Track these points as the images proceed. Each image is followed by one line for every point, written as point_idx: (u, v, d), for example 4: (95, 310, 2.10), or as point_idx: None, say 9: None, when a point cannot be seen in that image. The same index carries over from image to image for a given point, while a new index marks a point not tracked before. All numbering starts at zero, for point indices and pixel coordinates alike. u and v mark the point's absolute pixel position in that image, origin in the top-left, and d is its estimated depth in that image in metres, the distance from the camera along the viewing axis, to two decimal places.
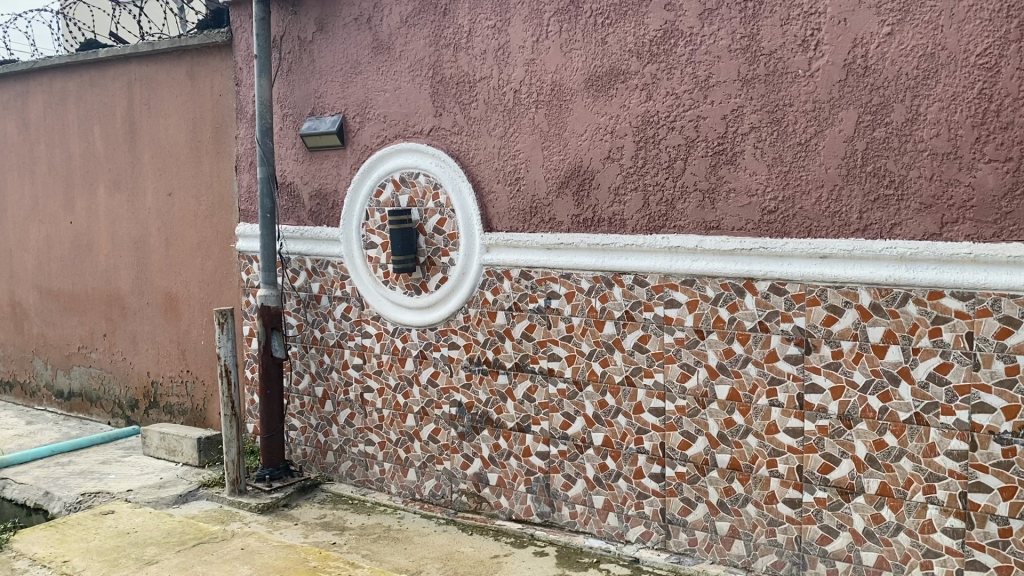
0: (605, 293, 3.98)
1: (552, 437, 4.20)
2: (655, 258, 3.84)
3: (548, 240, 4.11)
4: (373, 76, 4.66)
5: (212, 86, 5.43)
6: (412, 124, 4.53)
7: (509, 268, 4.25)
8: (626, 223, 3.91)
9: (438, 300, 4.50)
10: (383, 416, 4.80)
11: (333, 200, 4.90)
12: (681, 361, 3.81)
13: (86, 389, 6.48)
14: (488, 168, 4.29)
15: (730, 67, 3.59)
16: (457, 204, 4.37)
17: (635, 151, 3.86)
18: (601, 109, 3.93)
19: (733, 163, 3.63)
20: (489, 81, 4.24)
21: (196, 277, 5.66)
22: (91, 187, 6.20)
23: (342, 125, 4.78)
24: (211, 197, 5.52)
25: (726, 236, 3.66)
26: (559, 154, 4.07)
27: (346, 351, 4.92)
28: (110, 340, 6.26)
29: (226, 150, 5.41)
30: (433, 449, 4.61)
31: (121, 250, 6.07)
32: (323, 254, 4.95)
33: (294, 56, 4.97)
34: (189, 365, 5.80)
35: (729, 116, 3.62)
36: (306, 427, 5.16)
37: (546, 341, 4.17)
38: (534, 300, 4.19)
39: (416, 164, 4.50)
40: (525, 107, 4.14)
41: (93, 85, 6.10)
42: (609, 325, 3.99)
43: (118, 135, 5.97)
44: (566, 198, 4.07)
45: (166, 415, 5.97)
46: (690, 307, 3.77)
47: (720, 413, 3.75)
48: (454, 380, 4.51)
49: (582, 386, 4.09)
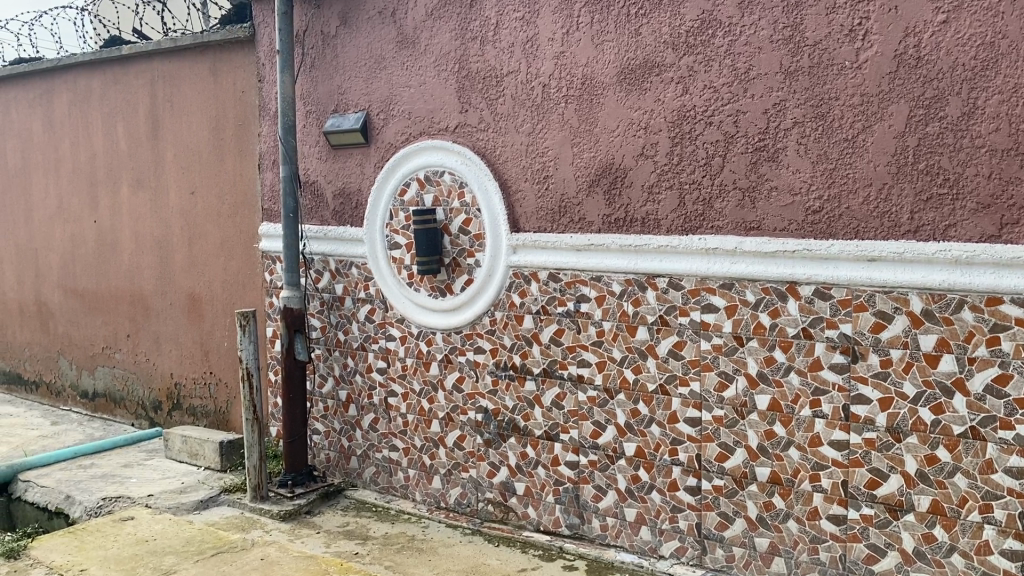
0: (638, 297, 3.81)
1: (582, 446, 4.04)
2: (691, 260, 3.66)
3: (578, 241, 3.94)
4: (397, 72, 4.51)
5: (235, 83, 5.33)
6: (437, 121, 4.38)
7: (538, 270, 4.09)
8: (661, 223, 3.73)
9: (464, 303, 4.35)
10: (408, 422, 4.66)
11: (357, 199, 4.77)
12: (719, 369, 3.63)
13: (110, 390, 6.43)
14: (515, 166, 4.13)
15: (772, 59, 3.40)
16: (483, 204, 4.22)
17: (670, 147, 3.67)
18: (634, 104, 3.75)
19: (774, 160, 3.43)
20: (517, 76, 4.08)
21: (219, 276, 5.56)
22: (115, 186, 6.13)
23: (366, 122, 4.65)
24: (233, 196, 5.42)
25: (767, 237, 3.47)
26: (590, 151, 3.89)
27: (370, 355, 4.79)
28: (134, 341, 6.19)
29: (249, 149, 5.30)
30: (458, 456, 4.47)
31: (145, 250, 6.00)
32: (347, 254, 4.82)
33: (317, 51, 4.85)
34: (212, 366, 5.71)
35: (770, 111, 3.42)
36: (329, 431, 5.04)
37: (576, 346, 4.01)
38: (563, 303, 4.03)
39: (441, 163, 4.35)
40: (554, 102, 3.97)
41: (116, 83, 6.04)
42: (642, 330, 3.81)
43: (142, 133, 5.89)
44: (597, 197, 3.90)
45: (190, 417, 5.89)
46: (728, 312, 3.59)
47: (760, 423, 3.57)
48: (480, 385, 4.36)
49: (614, 394, 3.92)
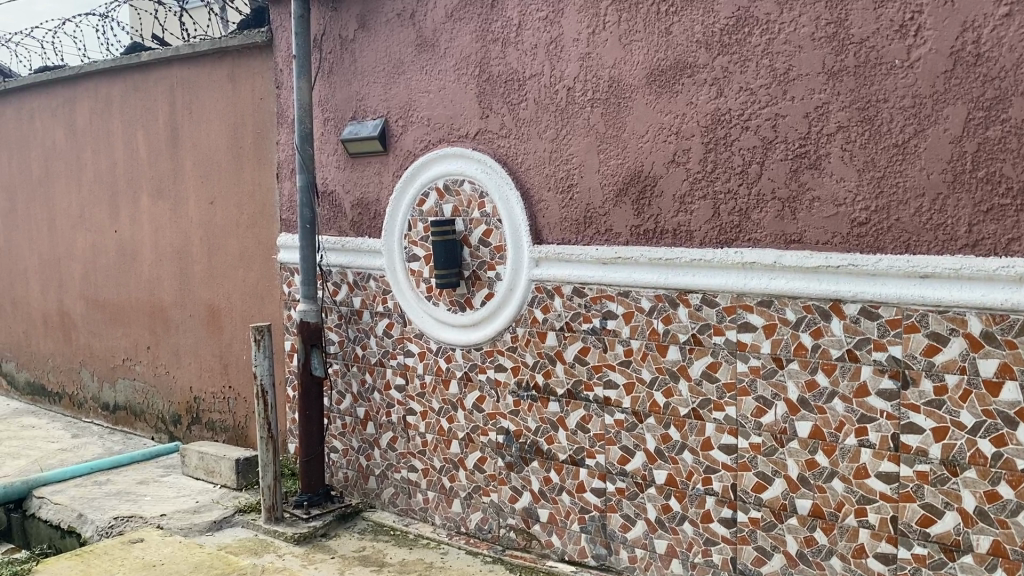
0: (669, 314, 3.56)
1: (609, 472, 3.81)
2: (726, 275, 3.40)
3: (605, 254, 3.70)
4: (416, 76, 4.32)
5: (253, 89, 5.18)
6: (457, 127, 4.17)
7: (562, 284, 3.86)
8: (693, 235, 3.48)
9: (485, 318, 4.13)
10: (427, 442, 4.46)
11: (376, 209, 4.58)
12: (757, 393, 3.38)
13: (131, 402, 6.32)
14: (538, 174, 3.90)
15: (814, 58, 3.14)
16: (505, 214, 4.00)
17: (704, 154, 3.43)
18: (664, 108, 3.51)
19: (817, 167, 3.17)
20: (540, 79, 3.86)
21: (237, 288, 5.42)
22: (135, 195, 6.03)
23: (384, 129, 4.46)
24: (251, 206, 5.26)
25: (809, 250, 3.20)
26: (617, 158, 3.66)
27: (389, 371, 4.59)
28: (153, 353, 6.08)
29: (267, 157, 5.14)
30: (479, 479, 4.25)
31: (164, 260, 5.88)
32: (365, 266, 4.64)
33: (335, 56, 4.67)
34: (231, 380, 5.56)
35: (812, 114, 3.16)
36: (347, 449, 4.85)
37: (602, 366, 3.77)
38: (588, 319, 3.79)
39: (460, 171, 4.14)
40: (580, 106, 3.74)
41: (136, 90, 5.93)
42: (673, 350, 3.57)
43: (161, 142, 5.78)
44: (625, 207, 3.66)
45: (209, 431, 5.75)
46: (766, 331, 3.33)
47: (801, 452, 3.31)
48: (501, 406, 4.13)
49: (644, 418, 3.68)
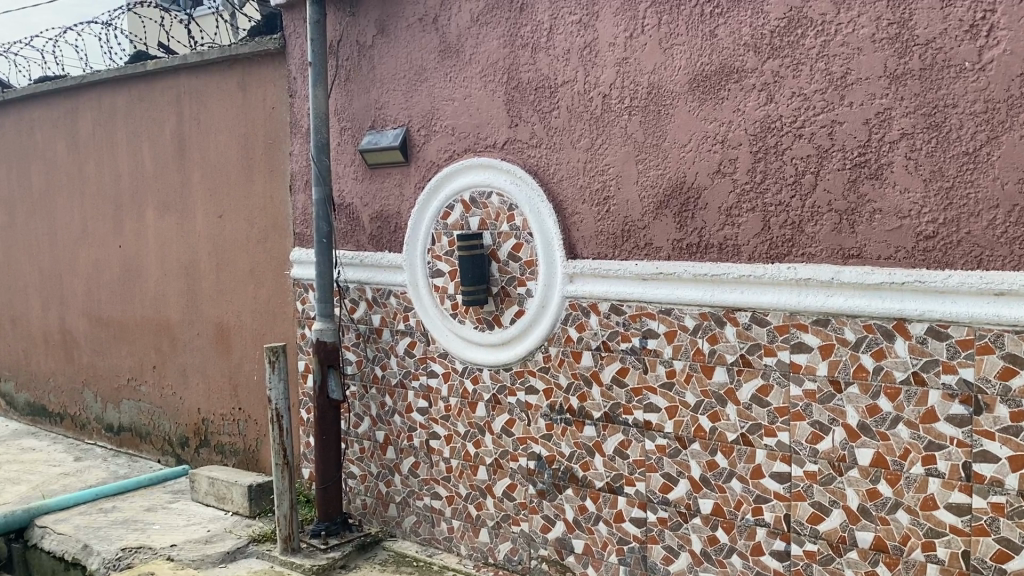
0: (715, 333, 3.35)
1: (650, 501, 3.59)
2: (779, 292, 3.19)
3: (644, 270, 3.49)
4: (439, 83, 4.12)
5: (265, 98, 4.97)
6: (483, 137, 3.97)
7: (598, 301, 3.65)
8: (741, 250, 3.27)
9: (514, 337, 3.92)
10: (452, 467, 4.24)
11: (396, 223, 4.37)
12: (813, 418, 3.17)
13: (136, 424, 6.09)
14: (571, 186, 3.70)
15: (874, 61, 2.94)
16: (536, 227, 3.79)
17: (752, 164, 3.22)
18: (708, 115, 3.31)
19: (878, 177, 2.97)
20: (573, 85, 3.66)
21: (248, 305, 5.20)
22: (140, 209, 5.82)
23: (405, 139, 4.25)
24: (263, 220, 5.05)
25: (871, 266, 3.00)
26: (657, 168, 3.45)
27: (410, 393, 4.38)
28: (159, 373, 5.86)
29: (279, 168, 4.94)
30: (508, 507, 4.03)
31: (171, 276, 5.66)
32: (385, 283, 4.43)
33: (353, 63, 4.47)
34: (241, 402, 5.34)
35: (873, 120, 2.96)
36: (365, 475, 4.63)
37: (642, 388, 3.56)
38: (627, 339, 3.58)
39: (488, 183, 3.94)
40: (616, 114, 3.54)
41: (142, 100, 5.72)
42: (719, 372, 3.35)
43: (168, 154, 5.57)
44: (666, 220, 3.45)
45: (218, 455, 5.52)
46: (823, 352, 3.12)
47: (862, 482, 3.09)
48: (532, 430, 3.92)
49: (688, 443, 3.47)
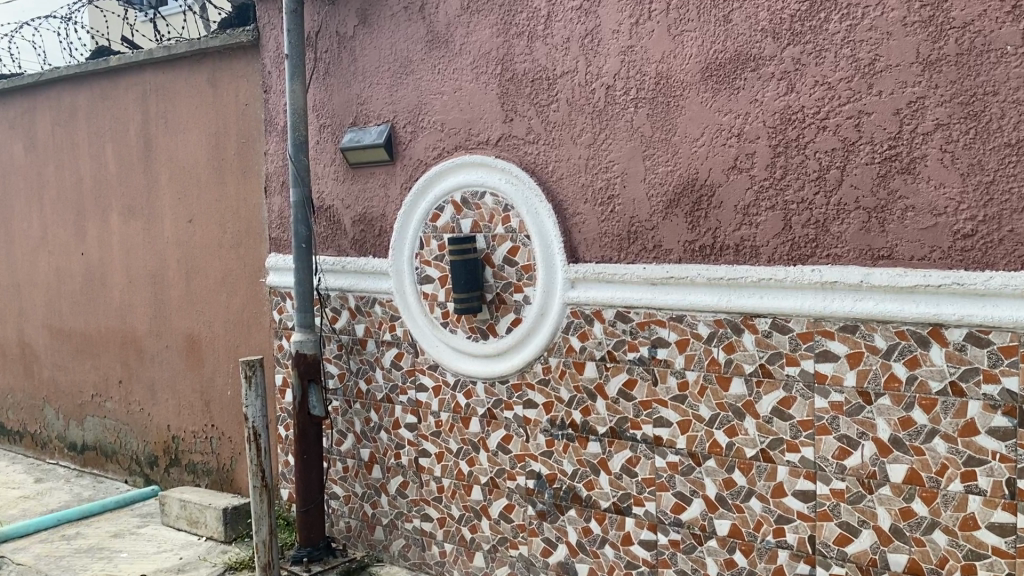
0: (732, 342, 3.11)
1: (660, 522, 3.34)
2: (802, 296, 2.96)
3: (654, 274, 3.25)
4: (427, 76, 3.85)
5: (237, 94, 4.67)
6: (475, 132, 3.70)
7: (602, 308, 3.40)
8: (760, 251, 3.04)
9: (511, 347, 3.66)
10: (443, 487, 3.96)
11: (380, 226, 4.09)
12: (840, 432, 2.94)
13: (100, 442, 5.74)
14: (572, 184, 3.45)
15: (906, 46, 2.72)
16: (533, 228, 3.53)
17: (771, 158, 2.99)
18: (722, 106, 3.07)
19: (910, 172, 2.75)
20: (574, 76, 3.41)
21: (220, 315, 4.88)
22: (104, 214, 5.47)
23: (390, 136, 3.97)
24: (236, 225, 4.74)
25: (903, 267, 2.78)
26: (667, 164, 3.21)
27: (398, 408, 4.09)
28: (125, 388, 5.51)
29: (253, 169, 4.63)
30: (505, 530, 3.76)
31: (137, 285, 5.33)
32: (369, 290, 4.14)
33: (333, 55, 4.19)
34: (214, 419, 5.02)
35: (905, 110, 2.74)
36: (349, 495, 4.33)
37: (651, 402, 3.31)
38: (635, 348, 3.33)
39: (481, 182, 3.68)
40: (621, 106, 3.30)
41: (104, 99, 5.38)
42: (736, 383, 3.12)
43: (133, 155, 5.24)
44: (676, 219, 3.21)
45: (189, 475, 5.20)
46: (851, 361, 2.89)
47: (894, 500, 2.86)
48: (531, 447, 3.65)
49: (702, 460, 3.22)
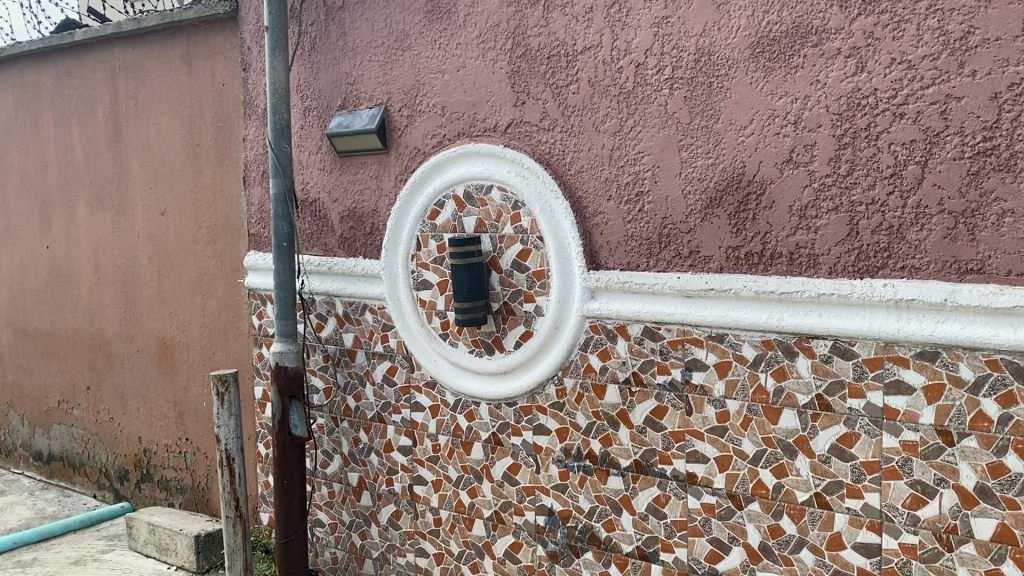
0: (783, 367, 2.64)
1: (693, 573, 2.87)
2: (871, 316, 2.49)
3: (690, 285, 2.77)
4: (426, 52, 3.36)
5: (213, 73, 4.16)
6: (481, 117, 3.22)
7: (627, 323, 2.92)
8: (820, 261, 2.56)
9: (520, 365, 3.19)
10: (441, 519, 3.50)
11: (372, 222, 3.61)
12: (913, 477, 2.47)
13: (67, 452, 5.27)
14: (594, 179, 2.97)
15: (1008, 16, 2.24)
16: (548, 229, 3.05)
17: (836, 151, 2.51)
18: (776, 88, 2.59)
19: (1009, 169, 2.27)
20: (597, 52, 2.92)
21: (195, 318, 4.40)
22: (70, 203, 4.98)
23: (383, 121, 3.49)
24: (212, 218, 4.25)
25: (997, 285, 2.30)
26: (707, 156, 2.73)
27: (390, 429, 3.62)
28: (94, 395, 5.04)
29: (230, 157, 4.14)
30: (511, 571, 3.30)
31: (106, 283, 4.84)
32: (359, 295, 3.67)
33: (319, 29, 3.70)
34: (188, 432, 4.56)
35: (1005, 95, 2.26)
36: (335, 524, 3.87)
37: (684, 433, 2.84)
38: (665, 370, 2.86)
39: (487, 175, 3.20)
40: (653, 88, 2.81)
41: (70, 77, 4.88)
42: (788, 416, 2.65)
43: (100, 139, 4.74)
44: (718, 221, 2.73)
45: (162, 492, 4.73)
46: (929, 395, 2.42)
47: (979, 561, 2.39)
48: (541, 479, 3.18)
49: (744, 503, 2.76)
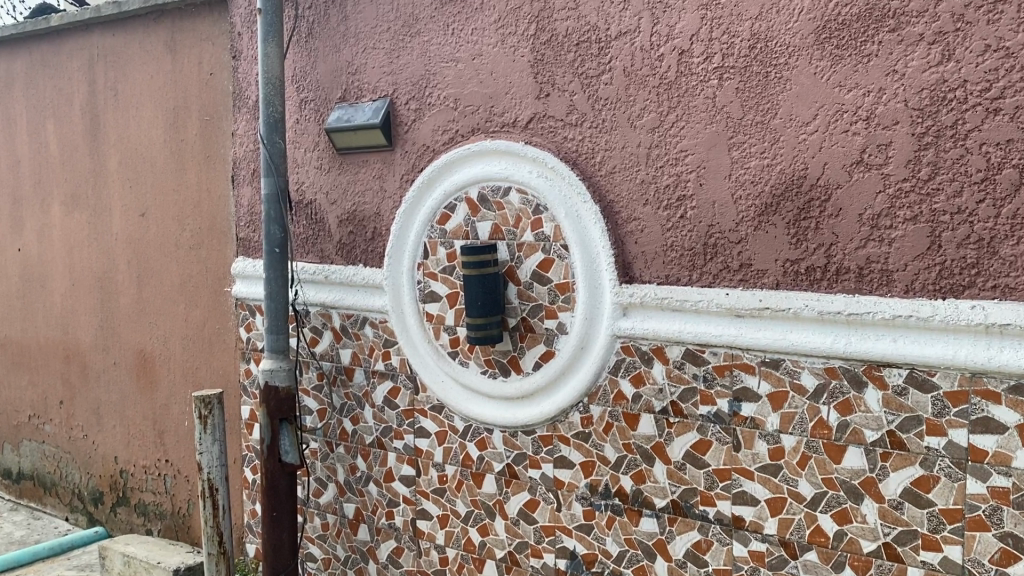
0: (849, 399, 2.31)
1: None
2: (957, 343, 2.15)
3: (740, 302, 2.44)
4: (437, 38, 3.02)
5: (199, 61, 3.81)
6: (499, 111, 2.88)
7: (665, 345, 2.58)
8: (894, 278, 2.23)
9: (540, 389, 2.84)
10: (447, 558, 3.14)
11: (374, 227, 3.26)
12: (1003, 530, 2.12)
13: (38, 471, 4.89)
14: (628, 181, 2.63)
15: None
16: (574, 237, 2.72)
17: (916, 151, 2.18)
18: (845, 79, 2.26)
19: None
20: (634, 38, 2.59)
21: (177, 329, 4.04)
22: (44, 202, 4.61)
23: (388, 115, 3.14)
24: (197, 221, 3.89)
25: None
26: (762, 156, 2.39)
27: (391, 456, 3.27)
28: (67, 410, 4.66)
29: (217, 153, 3.78)
30: None
31: (81, 290, 4.48)
32: (358, 307, 3.32)
33: (318, 13, 3.35)
34: (168, 453, 4.19)
35: None
36: (329, 559, 3.51)
37: (730, 471, 2.50)
38: (709, 399, 2.52)
39: (505, 175, 2.86)
40: (699, 78, 2.48)
41: (44, 65, 4.51)
42: (853, 455, 2.31)
43: (76, 133, 4.37)
44: (773, 230, 2.39)
45: (139, 517, 4.37)
46: None
47: None
48: (563, 518, 2.83)
49: (799, 552, 2.42)
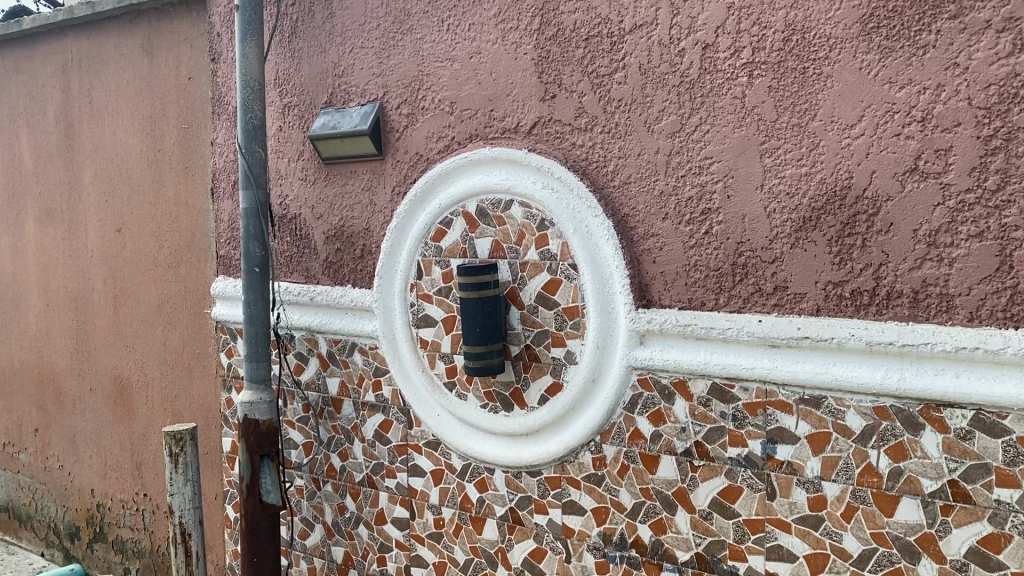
0: (903, 444, 2.00)
1: None
2: None
3: (775, 331, 2.13)
4: (430, 35, 2.73)
5: (178, 65, 3.53)
6: (500, 116, 2.59)
7: (687, 378, 2.28)
8: (956, 304, 1.92)
9: (546, 426, 2.54)
10: None
11: (363, 244, 2.96)
12: None
13: (13, 503, 4.60)
14: (644, 192, 2.33)
15: None
16: (584, 255, 2.42)
17: (982, 157, 1.87)
18: (896, 75, 1.96)
19: None
20: (651, 31, 2.29)
21: (155, 354, 3.75)
22: (18, 217, 4.33)
23: (378, 120, 2.85)
24: (175, 237, 3.60)
25: None
26: (800, 164, 2.09)
27: (382, 496, 2.97)
28: (42, 438, 4.37)
29: (197, 164, 3.50)
30: None
31: (56, 310, 4.19)
32: (346, 332, 3.02)
33: (302, 10, 3.07)
34: (147, 486, 3.89)
35: None
36: None
37: (764, 523, 2.19)
38: (739, 440, 2.21)
39: (506, 186, 2.56)
40: (726, 76, 2.18)
41: (17, 71, 4.24)
42: (909, 508, 2.00)
43: (50, 143, 4.10)
44: (812, 247, 2.09)
45: (117, 555, 4.07)
46: None
47: None
48: (572, 570, 2.52)
49: None
